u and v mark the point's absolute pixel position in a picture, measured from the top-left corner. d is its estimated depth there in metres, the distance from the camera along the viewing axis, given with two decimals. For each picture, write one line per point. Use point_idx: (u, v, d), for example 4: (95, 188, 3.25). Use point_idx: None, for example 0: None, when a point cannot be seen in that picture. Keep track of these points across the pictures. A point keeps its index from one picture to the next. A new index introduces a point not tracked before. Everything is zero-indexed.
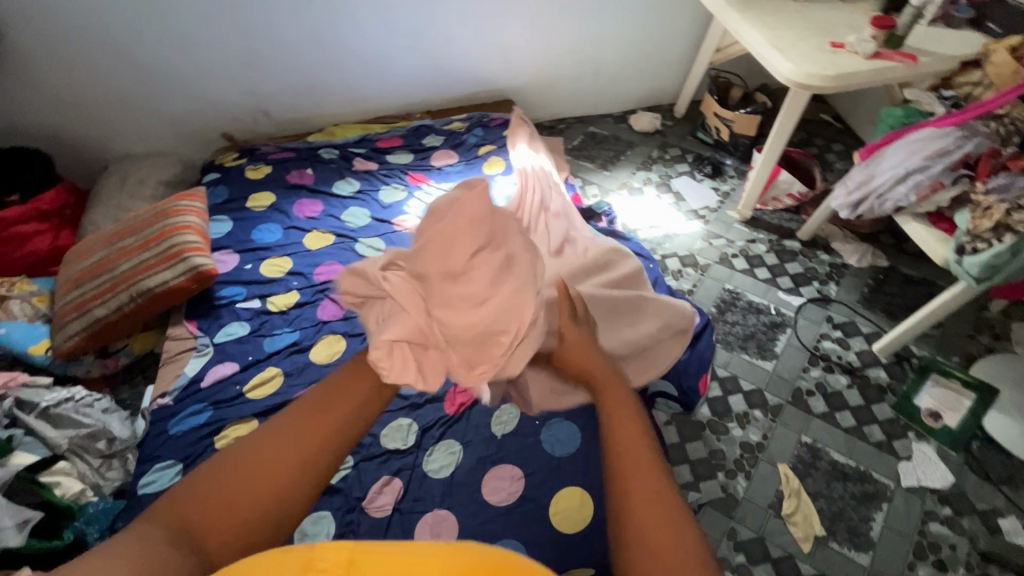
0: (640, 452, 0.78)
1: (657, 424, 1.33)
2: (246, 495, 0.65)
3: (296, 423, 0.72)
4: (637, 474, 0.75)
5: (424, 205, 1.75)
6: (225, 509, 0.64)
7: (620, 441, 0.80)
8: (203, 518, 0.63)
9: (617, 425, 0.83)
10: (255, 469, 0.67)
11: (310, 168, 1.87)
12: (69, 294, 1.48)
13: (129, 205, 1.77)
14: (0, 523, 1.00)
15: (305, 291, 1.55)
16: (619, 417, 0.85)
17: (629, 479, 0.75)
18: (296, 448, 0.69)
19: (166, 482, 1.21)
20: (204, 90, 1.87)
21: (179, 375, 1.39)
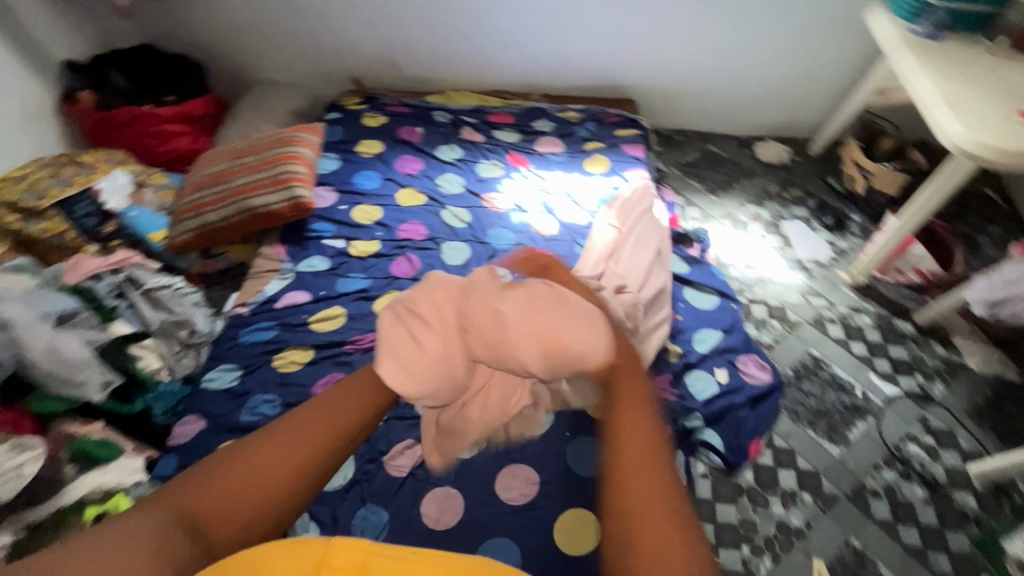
0: (642, 458, 0.74)
1: (692, 474, 1.25)
2: (255, 489, 0.69)
3: (305, 419, 0.76)
4: (639, 474, 0.72)
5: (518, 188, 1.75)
6: (234, 499, 0.68)
7: (622, 442, 0.76)
8: (210, 507, 0.67)
9: (621, 422, 0.78)
10: (264, 463, 0.71)
11: (420, 128, 1.93)
12: (191, 194, 1.65)
13: (257, 127, 1.93)
14: (87, 377, 1.16)
15: (386, 244, 1.61)
16: (637, 416, 0.79)
17: (625, 487, 0.71)
18: (303, 444, 0.74)
19: (224, 383, 1.33)
20: (346, 34, 1.98)
21: (260, 291, 1.51)
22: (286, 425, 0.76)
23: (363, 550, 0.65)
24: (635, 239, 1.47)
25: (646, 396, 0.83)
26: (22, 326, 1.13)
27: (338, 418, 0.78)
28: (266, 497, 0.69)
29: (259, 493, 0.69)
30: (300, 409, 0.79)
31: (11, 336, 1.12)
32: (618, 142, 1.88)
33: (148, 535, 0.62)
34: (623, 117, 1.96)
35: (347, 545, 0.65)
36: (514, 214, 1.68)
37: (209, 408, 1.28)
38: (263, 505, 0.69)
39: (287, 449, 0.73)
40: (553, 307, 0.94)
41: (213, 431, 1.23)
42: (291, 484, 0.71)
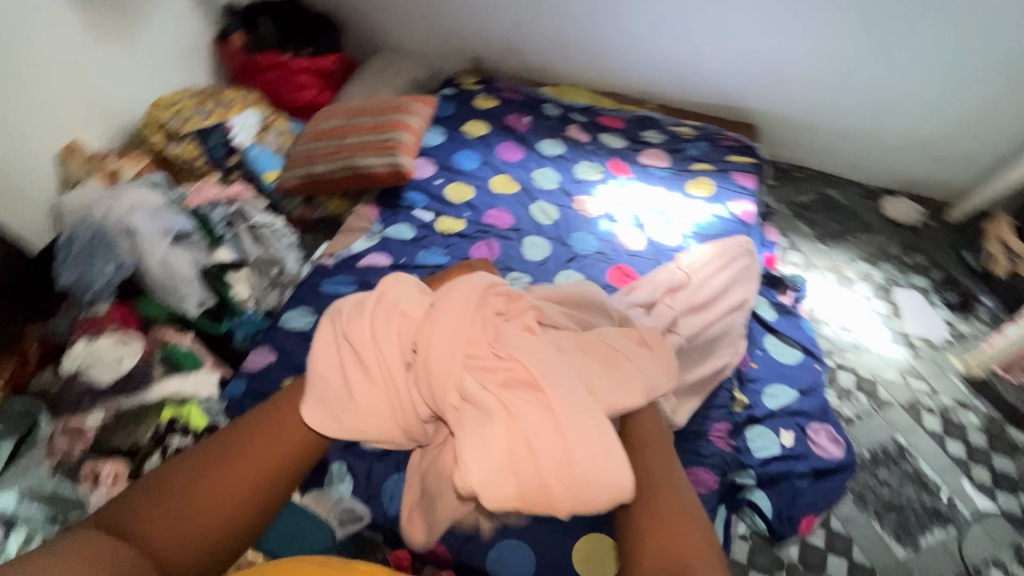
0: (667, 489, 0.70)
1: (730, 533, 1.17)
2: (215, 504, 0.64)
3: (263, 428, 0.72)
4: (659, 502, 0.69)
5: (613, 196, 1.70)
6: (196, 515, 0.63)
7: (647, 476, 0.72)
8: (168, 531, 0.61)
9: (640, 454, 0.76)
10: (222, 479, 0.66)
11: (528, 118, 1.93)
12: (306, 144, 1.76)
13: (376, 91, 2.02)
14: (187, 295, 1.30)
15: (472, 226, 1.64)
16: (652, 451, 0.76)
17: (653, 517, 0.67)
18: (259, 452, 0.70)
19: (300, 325, 1.38)
20: (478, 15, 2.02)
21: (347, 247, 1.60)
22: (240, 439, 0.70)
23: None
24: (720, 281, 1.40)
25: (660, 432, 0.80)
26: (146, 236, 1.27)
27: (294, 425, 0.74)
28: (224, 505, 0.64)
29: (209, 505, 0.64)
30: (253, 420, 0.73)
31: (136, 243, 1.26)
32: (729, 167, 1.78)
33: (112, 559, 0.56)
34: (741, 142, 1.85)
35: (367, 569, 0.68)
36: (603, 221, 1.64)
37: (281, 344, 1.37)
38: (229, 519, 0.64)
39: (248, 460, 0.68)
40: (529, 406, 0.72)
41: (279, 367, 1.32)
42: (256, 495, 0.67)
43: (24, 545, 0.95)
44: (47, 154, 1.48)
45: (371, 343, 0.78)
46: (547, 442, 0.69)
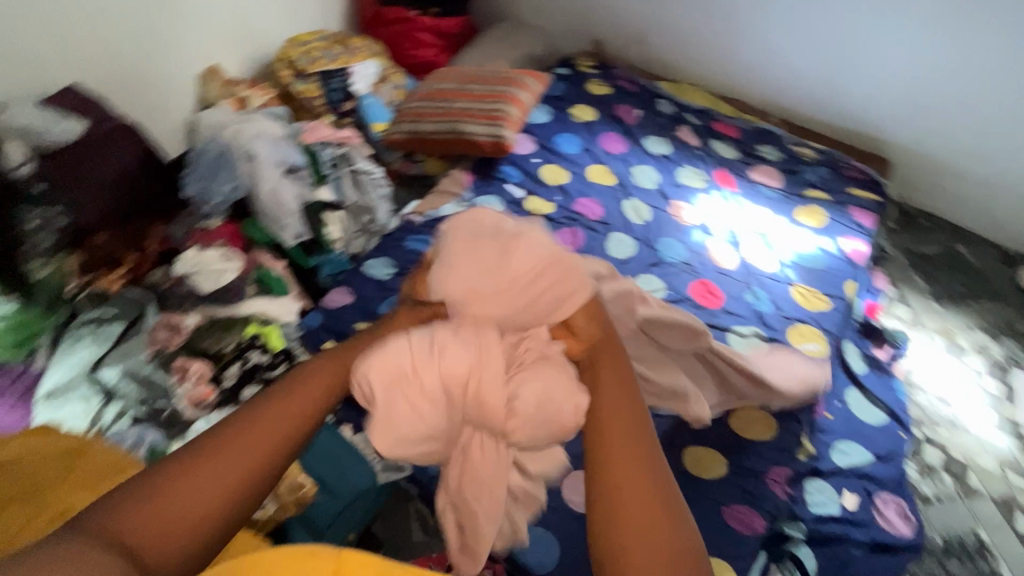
0: (644, 495, 0.58)
1: None
2: (200, 501, 0.55)
3: (263, 407, 0.62)
4: (620, 458, 0.61)
5: (712, 208, 1.62)
6: (171, 514, 0.53)
7: (616, 479, 0.60)
8: (140, 526, 0.52)
9: (608, 450, 0.63)
10: (205, 474, 0.56)
11: (639, 111, 1.86)
12: (417, 101, 1.80)
13: (492, 59, 2.02)
14: (287, 225, 1.38)
15: (560, 210, 1.62)
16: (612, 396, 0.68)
17: (612, 476, 0.60)
18: (259, 437, 0.60)
19: (379, 274, 1.47)
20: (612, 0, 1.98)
21: (436, 208, 1.63)
22: (228, 427, 0.60)
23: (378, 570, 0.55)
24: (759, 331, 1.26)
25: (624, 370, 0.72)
26: (262, 163, 1.35)
27: (290, 412, 0.63)
28: (224, 500, 0.56)
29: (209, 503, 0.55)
30: (246, 405, 0.63)
31: (253, 169, 1.35)
32: (847, 200, 1.64)
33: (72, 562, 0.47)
34: (867, 175, 1.69)
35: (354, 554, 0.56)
36: (697, 232, 1.57)
37: (359, 289, 1.44)
38: (211, 517, 0.55)
39: (237, 452, 0.58)
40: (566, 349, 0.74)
41: (354, 310, 1.39)
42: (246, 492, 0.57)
43: (116, 419, 1.07)
44: (189, 72, 1.61)
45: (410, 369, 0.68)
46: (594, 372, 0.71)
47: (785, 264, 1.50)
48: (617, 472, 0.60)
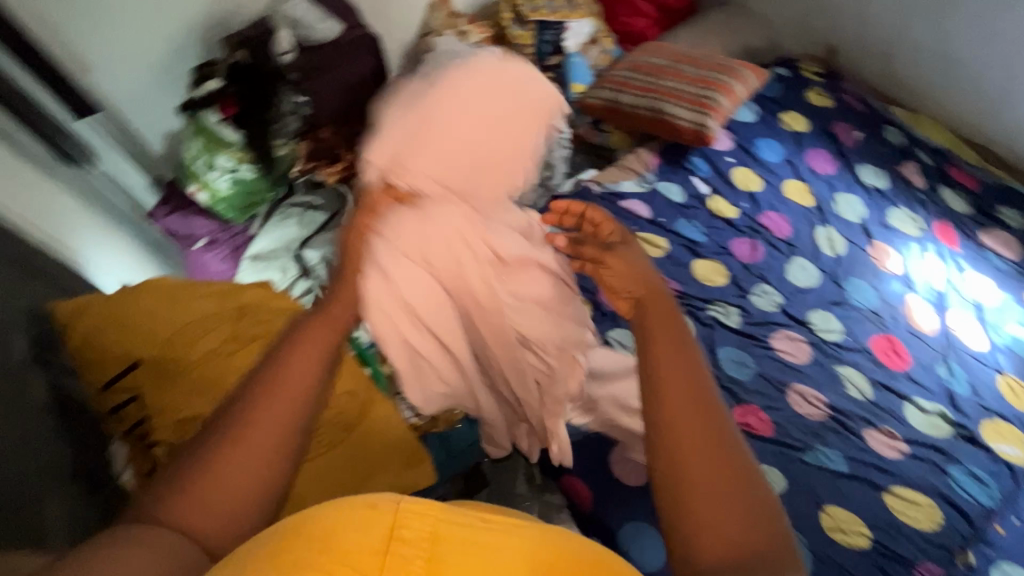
0: (714, 450, 0.55)
1: None
2: (235, 476, 0.53)
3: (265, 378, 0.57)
4: (682, 425, 0.56)
5: (929, 264, 1.42)
6: (221, 489, 0.52)
7: (677, 426, 0.56)
8: (195, 505, 0.51)
9: (670, 417, 0.57)
10: (238, 453, 0.54)
11: (859, 133, 1.67)
12: (623, 69, 1.74)
13: (707, 43, 1.89)
14: None
15: (744, 218, 1.52)
16: (674, 361, 0.60)
17: (676, 447, 0.55)
18: (263, 416, 0.55)
19: None
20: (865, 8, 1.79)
21: (615, 182, 1.60)
22: (240, 403, 0.56)
23: (437, 522, 0.48)
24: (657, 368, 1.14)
25: (679, 324, 0.65)
26: None
27: (292, 383, 0.57)
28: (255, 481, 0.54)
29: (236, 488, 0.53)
30: (253, 380, 0.58)
31: None
32: None
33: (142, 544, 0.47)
34: None
35: (412, 510, 0.48)
36: (898, 283, 1.39)
37: None
38: (256, 492, 0.53)
39: (260, 426, 0.55)
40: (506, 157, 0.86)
41: None
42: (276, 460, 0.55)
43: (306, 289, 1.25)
44: None
45: (387, 296, 0.77)
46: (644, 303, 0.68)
47: (998, 348, 1.31)
48: (680, 423, 0.56)
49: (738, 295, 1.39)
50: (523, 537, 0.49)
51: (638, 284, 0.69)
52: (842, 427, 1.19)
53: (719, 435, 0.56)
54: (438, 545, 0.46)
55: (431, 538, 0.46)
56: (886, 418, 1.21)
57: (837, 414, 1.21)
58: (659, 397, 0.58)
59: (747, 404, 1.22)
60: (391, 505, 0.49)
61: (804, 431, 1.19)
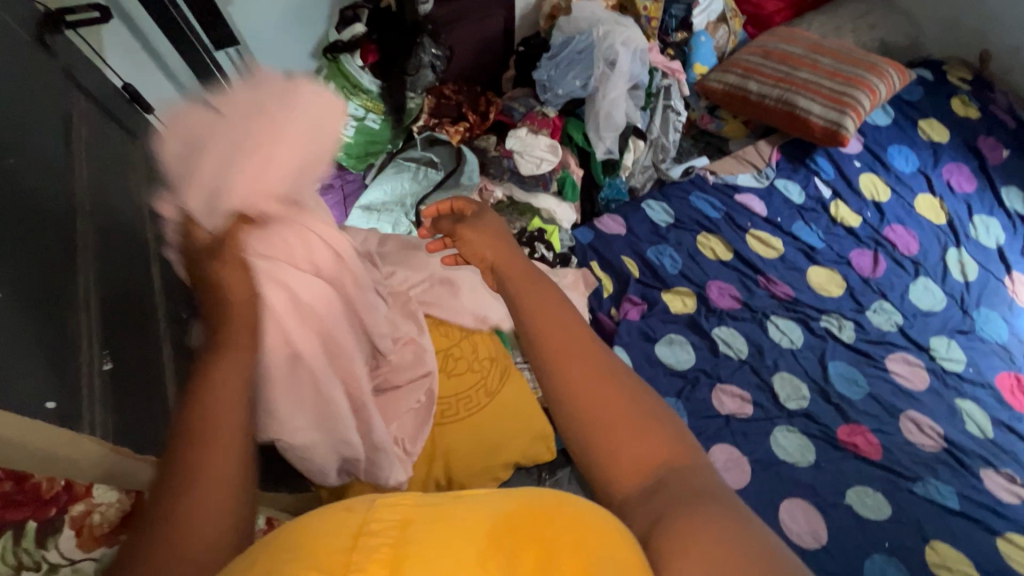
0: (636, 403, 0.49)
1: None
2: (185, 536, 0.38)
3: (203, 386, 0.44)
4: (601, 400, 0.49)
5: None
6: (178, 552, 0.37)
7: (570, 379, 0.50)
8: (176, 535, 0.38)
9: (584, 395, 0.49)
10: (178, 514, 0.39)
11: (1007, 151, 1.54)
12: (752, 54, 1.64)
13: (845, 34, 1.76)
14: (604, 138, 1.37)
15: (867, 228, 1.44)
16: (562, 319, 0.53)
17: (598, 421, 0.49)
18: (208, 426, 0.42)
19: (657, 218, 1.45)
20: None
21: (731, 174, 1.54)
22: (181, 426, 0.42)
23: (407, 510, 0.41)
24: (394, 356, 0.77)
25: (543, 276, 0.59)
26: (618, 73, 1.33)
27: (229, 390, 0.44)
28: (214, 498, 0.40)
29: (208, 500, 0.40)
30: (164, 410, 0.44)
31: (608, 74, 1.33)
32: None
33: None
34: None
35: (385, 502, 0.42)
36: None
37: (634, 225, 1.43)
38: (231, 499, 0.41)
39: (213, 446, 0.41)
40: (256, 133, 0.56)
41: (625, 243, 1.40)
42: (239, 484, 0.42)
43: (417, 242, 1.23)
44: None
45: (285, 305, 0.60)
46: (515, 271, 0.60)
47: None
48: (585, 393, 0.49)
49: (855, 309, 1.32)
50: (485, 503, 0.42)
51: (489, 245, 0.65)
52: (957, 463, 1.13)
53: (608, 366, 0.51)
54: (406, 529, 0.39)
55: (400, 523, 0.39)
56: (1007, 460, 1.14)
57: (951, 447, 1.15)
58: (550, 360, 0.51)
59: (856, 424, 1.17)
60: (364, 505, 0.42)
61: (915, 460, 1.13)
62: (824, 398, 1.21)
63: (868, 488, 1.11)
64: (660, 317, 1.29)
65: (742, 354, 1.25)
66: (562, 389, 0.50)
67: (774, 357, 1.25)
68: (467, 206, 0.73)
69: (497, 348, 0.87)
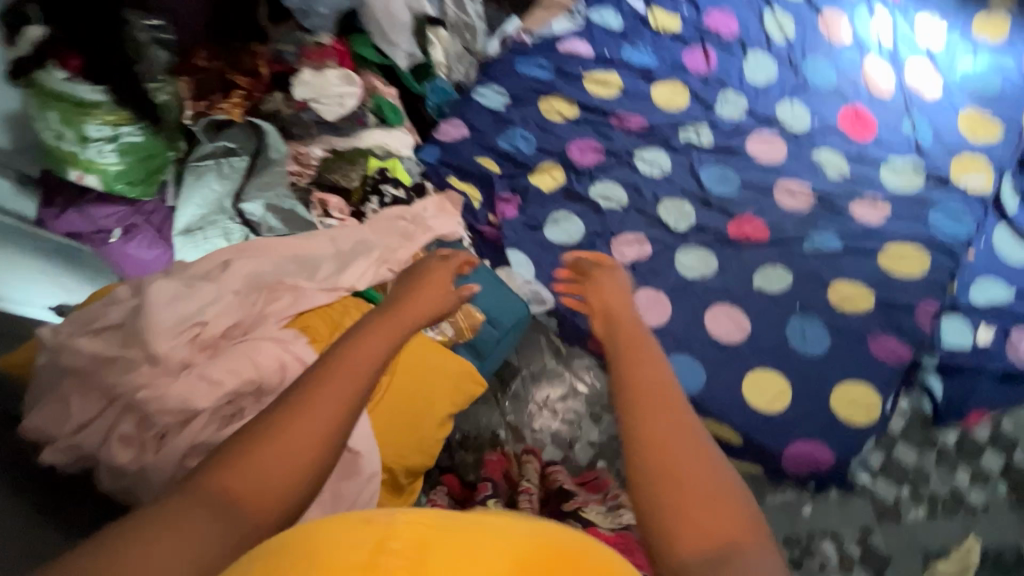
0: (699, 478, 0.51)
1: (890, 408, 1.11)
2: (233, 486, 0.46)
3: (306, 395, 0.52)
4: (680, 443, 0.53)
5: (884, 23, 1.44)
6: (232, 493, 0.45)
7: (649, 423, 0.55)
8: (244, 479, 0.46)
9: (655, 428, 0.55)
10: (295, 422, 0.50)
11: None
12: None
13: None
14: (399, 44, 1.23)
15: (688, 27, 1.42)
16: (651, 369, 0.62)
17: (675, 466, 0.52)
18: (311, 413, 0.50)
19: (492, 104, 1.35)
20: None
21: (546, 26, 1.46)
22: (279, 408, 0.51)
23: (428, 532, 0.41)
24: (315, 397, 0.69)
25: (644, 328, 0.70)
26: None
27: (346, 380, 0.54)
28: (286, 475, 0.48)
29: (282, 451, 0.48)
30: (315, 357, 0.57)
31: None
32: None
33: (186, 536, 0.42)
34: None
35: (413, 526, 0.42)
36: (850, 51, 1.40)
37: (473, 120, 1.33)
38: (296, 475, 0.48)
39: (297, 426, 0.49)
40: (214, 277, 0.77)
41: (472, 142, 1.31)
42: (321, 448, 0.50)
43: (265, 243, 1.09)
44: None
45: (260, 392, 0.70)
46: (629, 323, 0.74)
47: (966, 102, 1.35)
48: (659, 430, 0.55)
49: (705, 110, 1.34)
50: (528, 536, 0.43)
51: (608, 285, 0.88)
52: (830, 209, 1.23)
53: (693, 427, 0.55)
54: (427, 553, 0.39)
55: (420, 548, 0.39)
56: (866, 186, 1.25)
57: (821, 197, 1.24)
58: (630, 393, 0.59)
59: (747, 214, 1.23)
60: (387, 521, 0.43)
61: (797, 223, 1.22)
62: (707, 206, 1.25)
63: (772, 266, 1.19)
64: (537, 202, 1.25)
65: (623, 201, 1.25)
66: (638, 429, 0.55)
67: (652, 191, 1.26)
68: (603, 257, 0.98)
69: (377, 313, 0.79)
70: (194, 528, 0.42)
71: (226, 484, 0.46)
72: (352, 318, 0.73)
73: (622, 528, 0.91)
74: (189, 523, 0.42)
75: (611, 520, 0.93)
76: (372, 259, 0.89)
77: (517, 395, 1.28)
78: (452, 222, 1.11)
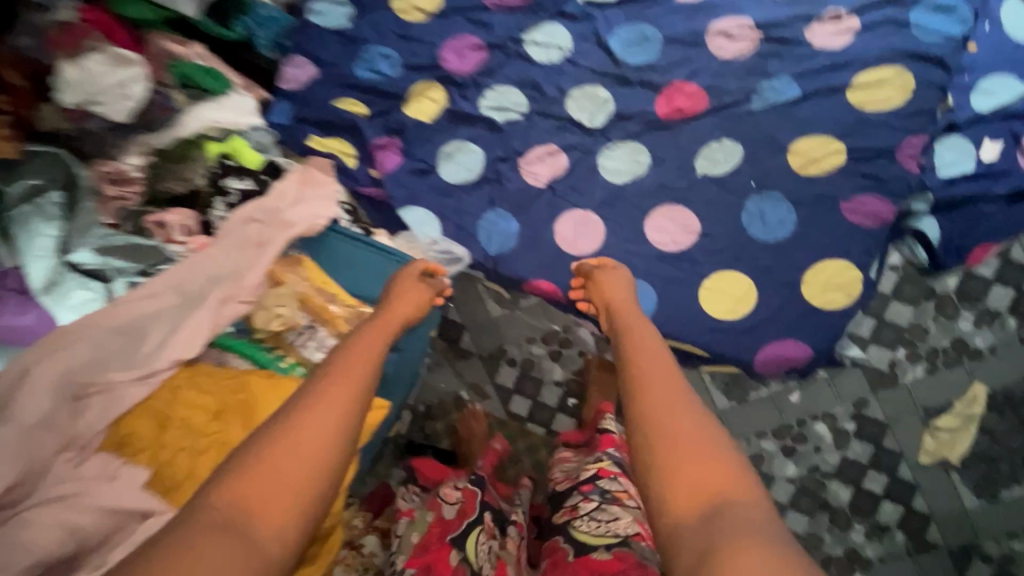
0: (693, 428, 0.60)
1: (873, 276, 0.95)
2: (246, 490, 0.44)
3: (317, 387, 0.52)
4: (664, 406, 0.63)
5: None
6: (248, 502, 0.44)
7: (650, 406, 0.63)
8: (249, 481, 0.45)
9: (649, 399, 0.64)
10: (307, 421, 0.48)
11: None
12: None
13: None
14: None
15: None
16: (641, 325, 0.78)
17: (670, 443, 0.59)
18: (328, 396, 0.51)
19: (332, 23, 1.05)
20: None
21: None
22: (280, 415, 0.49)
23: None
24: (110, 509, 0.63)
25: (645, 324, 0.78)
26: None
27: (348, 374, 0.54)
28: (299, 473, 0.46)
29: (289, 469, 0.46)
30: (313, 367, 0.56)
31: None
32: None
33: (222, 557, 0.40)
34: None
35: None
36: None
37: (318, 50, 1.05)
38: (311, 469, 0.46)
39: (308, 425, 0.48)
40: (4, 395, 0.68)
41: (325, 82, 1.05)
42: (337, 443, 0.49)
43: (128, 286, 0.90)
44: None
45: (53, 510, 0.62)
46: (629, 305, 0.82)
47: None
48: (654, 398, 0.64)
49: None
50: None
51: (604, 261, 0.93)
52: (781, 43, 0.95)
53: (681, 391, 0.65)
54: None
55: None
56: None
57: (768, 31, 0.96)
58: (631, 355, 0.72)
59: (678, 81, 0.97)
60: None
61: (740, 76, 0.96)
62: (625, 85, 0.99)
63: (720, 141, 0.96)
64: (421, 139, 1.02)
65: (523, 107, 1.01)
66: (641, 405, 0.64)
67: (555, 83, 1.00)
68: (605, 259, 0.93)
69: (223, 376, 0.73)
70: (209, 549, 0.40)
71: (237, 492, 0.44)
72: (177, 406, 0.71)
73: (618, 543, 0.75)
74: (209, 544, 0.40)
75: (606, 533, 0.77)
76: (209, 305, 0.78)
77: (469, 352, 1.19)
78: (317, 203, 0.92)
